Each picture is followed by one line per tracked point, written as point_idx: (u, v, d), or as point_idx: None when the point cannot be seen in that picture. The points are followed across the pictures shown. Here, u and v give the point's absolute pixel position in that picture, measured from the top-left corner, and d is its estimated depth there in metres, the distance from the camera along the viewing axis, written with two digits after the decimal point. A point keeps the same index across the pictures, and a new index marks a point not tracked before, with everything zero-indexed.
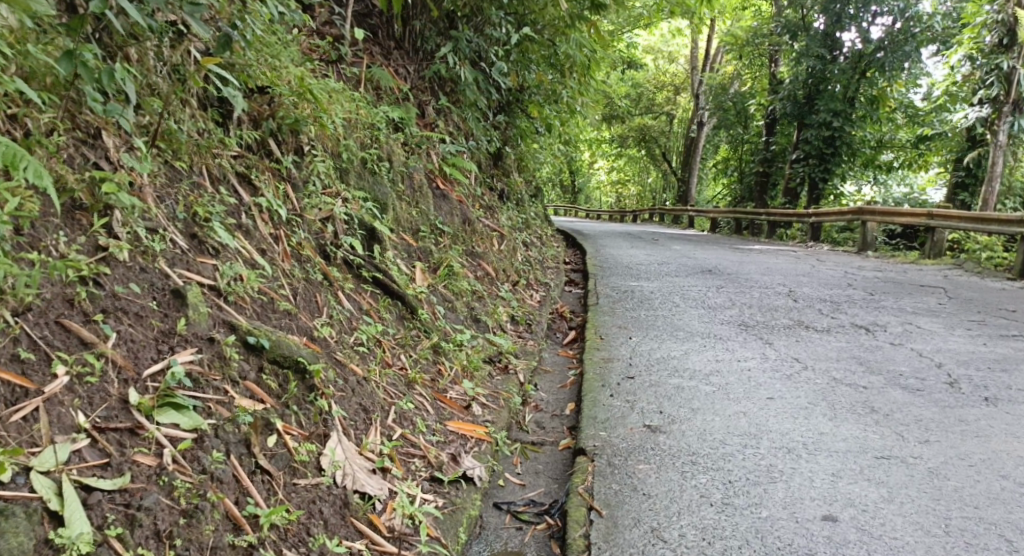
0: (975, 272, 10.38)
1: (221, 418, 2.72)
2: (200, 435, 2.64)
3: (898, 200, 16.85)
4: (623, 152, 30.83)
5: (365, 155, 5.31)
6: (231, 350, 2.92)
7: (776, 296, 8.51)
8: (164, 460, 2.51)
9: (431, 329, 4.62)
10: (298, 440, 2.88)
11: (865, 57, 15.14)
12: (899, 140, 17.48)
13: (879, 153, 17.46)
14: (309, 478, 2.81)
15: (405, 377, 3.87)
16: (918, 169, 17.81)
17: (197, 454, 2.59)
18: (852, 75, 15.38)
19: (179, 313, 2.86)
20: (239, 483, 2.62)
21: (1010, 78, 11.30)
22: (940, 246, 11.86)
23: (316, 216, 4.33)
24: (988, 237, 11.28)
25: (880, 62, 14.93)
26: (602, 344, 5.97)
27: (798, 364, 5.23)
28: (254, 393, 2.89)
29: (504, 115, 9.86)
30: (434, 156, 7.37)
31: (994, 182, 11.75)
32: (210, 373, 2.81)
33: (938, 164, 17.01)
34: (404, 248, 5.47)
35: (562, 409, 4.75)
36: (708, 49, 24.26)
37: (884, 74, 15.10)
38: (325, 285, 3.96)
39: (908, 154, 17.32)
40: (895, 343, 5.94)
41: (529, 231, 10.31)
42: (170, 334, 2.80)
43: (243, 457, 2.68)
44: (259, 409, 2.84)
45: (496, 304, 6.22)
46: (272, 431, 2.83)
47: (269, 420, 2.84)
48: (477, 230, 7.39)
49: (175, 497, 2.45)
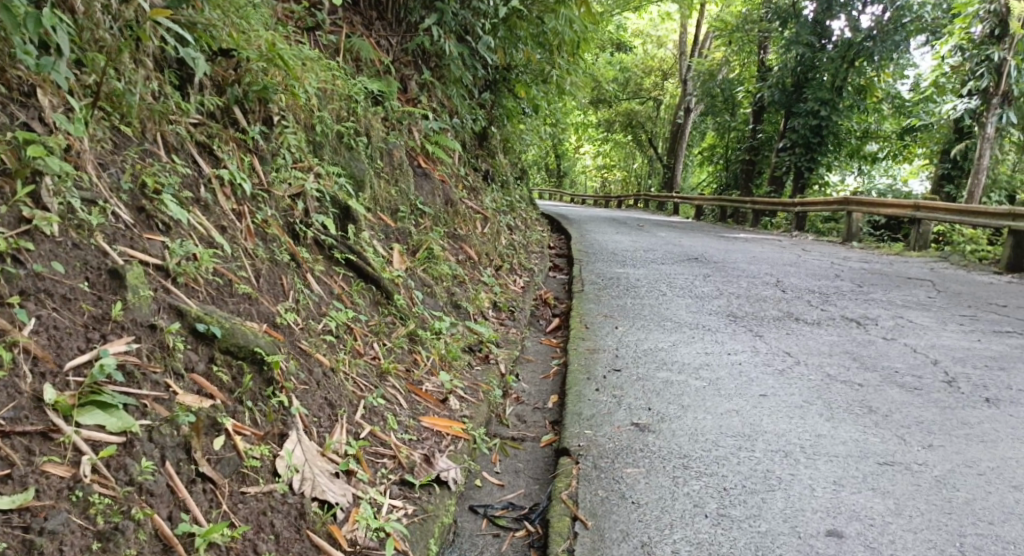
0: (961, 265, 10.21)
1: (158, 419, 2.44)
2: (130, 439, 2.36)
3: (883, 190, 16.67)
4: (609, 137, 30.54)
5: (341, 129, 5.01)
6: (175, 339, 2.62)
7: (764, 286, 8.28)
8: (80, 471, 2.23)
9: (408, 316, 4.35)
10: (250, 442, 2.62)
11: (854, 46, 14.83)
12: (886, 130, 17.29)
13: (865, 144, 17.28)
14: (260, 485, 2.55)
15: (377, 368, 3.60)
16: (904, 160, 17.64)
17: (124, 461, 2.31)
18: (840, 64, 15.06)
19: (115, 297, 2.57)
20: (174, 494, 2.35)
21: (1001, 69, 11.09)
22: (925, 238, 11.69)
23: (286, 191, 4.04)
24: (974, 230, 11.08)
25: (869, 50, 14.68)
26: (587, 334, 5.71)
27: (790, 358, 4.99)
28: (202, 387, 2.61)
29: (490, 93, 9.55)
30: (416, 133, 7.08)
31: (982, 174, 11.57)
32: (149, 365, 2.52)
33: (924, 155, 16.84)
34: (382, 229, 5.18)
35: (544, 402, 4.51)
36: (696, 34, 23.96)
37: (873, 63, 14.89)
38: (292, 267, 3.68)
39: (895, 145, 17.14)
40: (888, 337, 5.71)
41: (513, 214, 10.04)
42: (103, 320, 2.51)
43: (181, 464, 2.42)
44: (205, 407, 2.57)
45: (477, 289, 5.95)
46: (219, 432, 2.56)
47: (216, 420, 2.57)
48: (459, 211, 7.10)
49: (90, 516, 2.18)
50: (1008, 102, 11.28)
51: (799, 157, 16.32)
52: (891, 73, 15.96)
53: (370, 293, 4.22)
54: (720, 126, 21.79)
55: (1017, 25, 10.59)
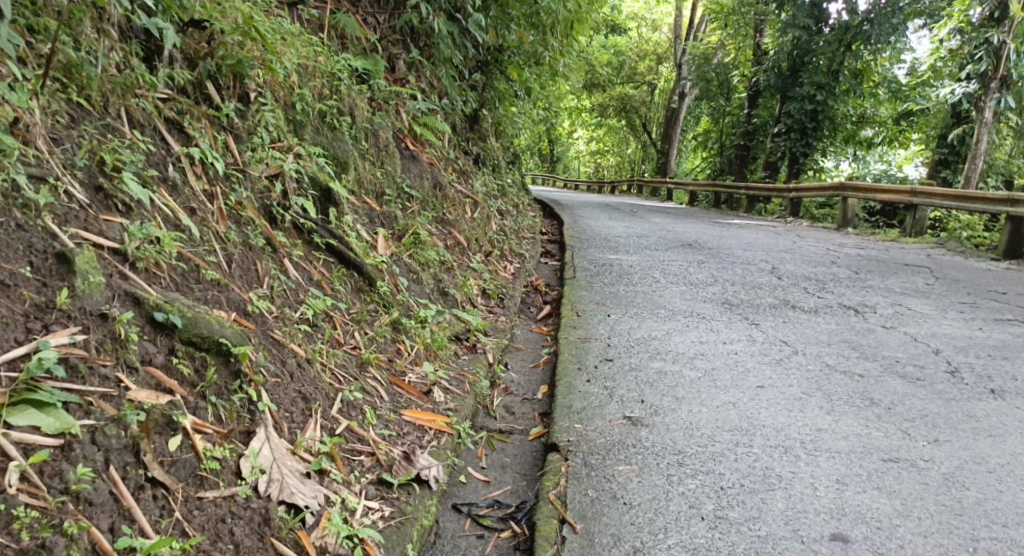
0: (959, 251, 10.06)
1: (103, 418, 2.25)
2: (67, 443, 2.17)
3: (878, 176, 16.51)
4: (603, 122, 30.29)
5: (323, 108, 4.81)
6: (128, 329, 2.45)
7: (759, 273, 8.11)
8: (6, 480, 2.04)
9: (391, 303, 4.17)
10: (212, 441, 2.44)
11: (851, 29, 14.62)
12: (882, 116, 17.11)
13: (861, 129, 17.09)
14: (219, 489, 2.37)
15: (357, 358, 3.42)
16: (899, 146, 17.47)
17: (59, 467, 2.13)
18: (837, 48, 14.88)
19: (63, 283, 2.39)
20: (118, 503, 2.17)
21: (1000, 53, 10.91)
22: (922, 224, 11.53)
23: (262, 172, 3.85)
24: (971, 215, 10.92)
25: (866, 34, 14.42)
26: (578, 322, 5.55)
27: (788, 348, 4.83)
28: (159, 381, 2.45)
29: (481, 75, 9.34)
30: (404, 114, 6.87)
31: (979, 159, 11.40)
32: (98, 359, 2.34)
33: (921, 141, 16.66)
34: (366, 214, 4.98)
35: (534, 393, 4.35)
36: (691, 18, 23.70)
37: (869, 46, 14.66)
38: (268, 253, 3.49)
39: (891, 131, 16.96)
40: (888, 325, 5.56)
41: (505, 198, 9.85)
42: (46, 309, 2.32)
43: (128, 469, 2.23)
44: (161, 404, 2.39)
45: (466, 276, 5.78)
46: (175, 431, 2.37)
47: (172, 418, 2.38)
48: (448, 195, 6.91)
49: (15, 531, 1.99)
50: (1006, 86, 11.11)
51: (794, 142, 16.13)
52: (887, 57, 15.76)
53: (350, 280, 4.04)
54: (714, 111, 21.57)
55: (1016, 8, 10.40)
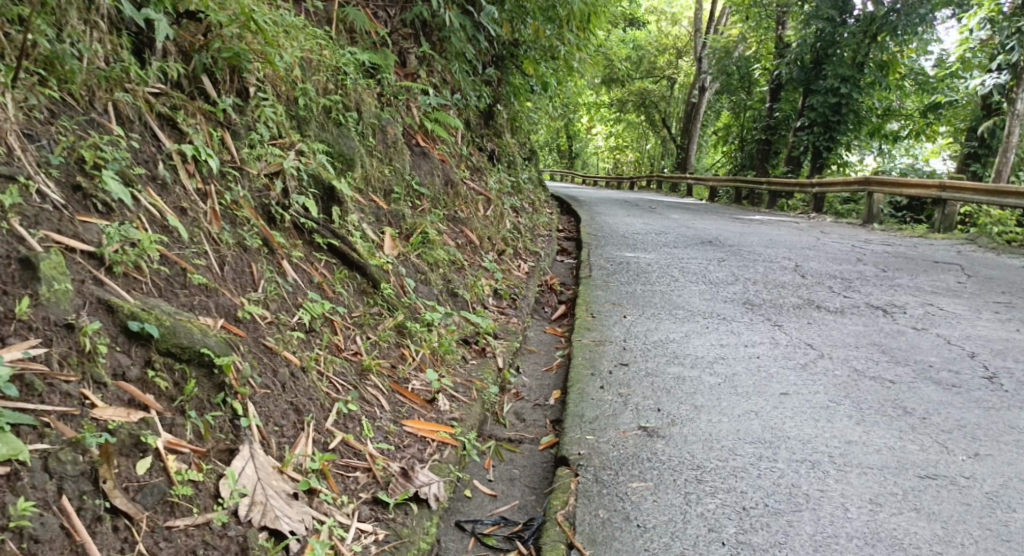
0: (989, 247, 9.76)
1: (59, 442, 2.10)
2: (15, 471, 2.01)
3: (904, 170, 16.14)
4: (622, 117, 30.01)
5: (327, 103, 4.65)
6: (96, 342, 2.30)
7: (782, 271, 7.89)
8: None
9: (396, 306, 4.00)
10: (187, 462, 2.31)
11: (877, 20, 14.29)
12: (907, 109, 16.74)
13: (886, 122, 16.73)
14: (192, 516, 2.22)
15: (357, 365, 3.26)
16: (925, 140, 17.08)
17: (3, 499, 1.97)
18: (862, 40, 14.53)
19: (26, 291, 2.24)
20: (70, 538, 2.01)
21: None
22: (951, 219, 11.23)
23: (261, 170, 3.69)
24: (1001, 211, 10.60)
25: (892, 25, 14.05)
26: (593, 324, 5.36)
27: (812, 351, 4.62)
28: (133, 396, 2.31)
29: (496, 69, 9.17)
30: (415, 109, 6.71)
31: (1010, 152, 11.07)
32: (60, 374, 2.20)
33: (948, 134, 16.28)
34: (372, 212, 4.82)
35: (546, 398, 4.19)
36: (712, 11, 23.38)
37: (895, 38, 14.33)
38: (264, 254, 3.34)
39: (917, 124, 16.59)
40: (919, 327, 5.33)
41: (520, 195, 9.66)
42: (5, 320, 2.18)
43: (84, 499, 2.08)
44: (131, 422, 2.26)
45: (477, 276, 5.60)
46: (144, 453, 2.24)
47: (140, 439, 2.25)
48: (460, 193, 6.74)
49: None
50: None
51: (817, 136, 15.82)
52: (914, 49, 15.40)
53: (353, 282, 3.88)
54: (735, 105, 21.25)
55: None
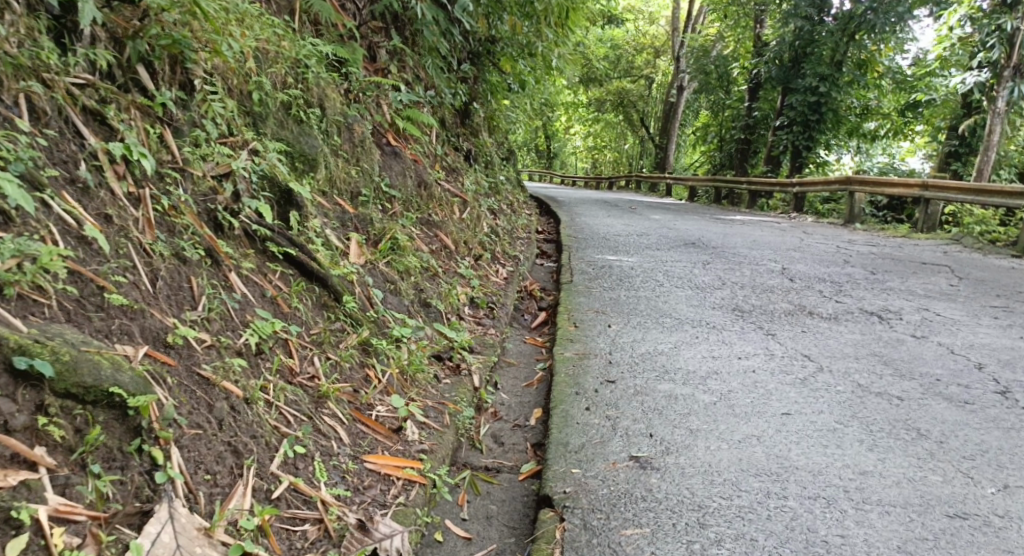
0: (975, 247, 9.53)
1: None
2: None
3: (884, 169, 15.94)
4: (600, 117, 29.75)
5: (286, 98, 4.28)
6: None
7: (769, 274, 7.60)
8: None
9: (361, 321, 3.63)
10: (80, 532, 2.02)
11: (855, 19, 14.09)
12: (885, 108, 16.56)
13: (864, 121, 16.55)
14: None
15: (314, 392, 2.90)
16: (903, 138, 16.91)
17: None
18: (840, 38, 14.32)
19: None
20: None
21: (1012, 41, 10.31)
22: (934, 219, 10.98)
23: (207, 172, 3.32)
24: (984, 210, 10.39)
25: (870, 23, 13.85)
26: (576, 335, 5.02)
27: (811, 362, 4.31)
28: (18, 451, 2.02)
29: (472, 66, 8.83)
30: (385, 107, 6.34)
31: (992, 151, 10.87)
32: None
33: (926, 133, 16.10)
34: (337, 216, 4.45)
35: (526, 419, 3.84)
36: (689, 10, 23.16)
37: (873, 36, 14.13)
38: (207, 266, 2.96)
39: (895, 122, 16.39)
40: (919, 334, 5.05)
41: (498, 197, 9.31)
42: None
43: None
44: (9, 489, 1.97)
45: (452, 283, 5.25)
46: (23, 528, 1.95)
47: (18, 511, 1.96)
48: (435, 194, 6.37)
49: None
50: (1020, 74, 10.49)
51: (796, 135, 15.60)
52: (891, 47, 15.23)
53: (312, 294, 3.50)
54: (713, 105, 21.03)
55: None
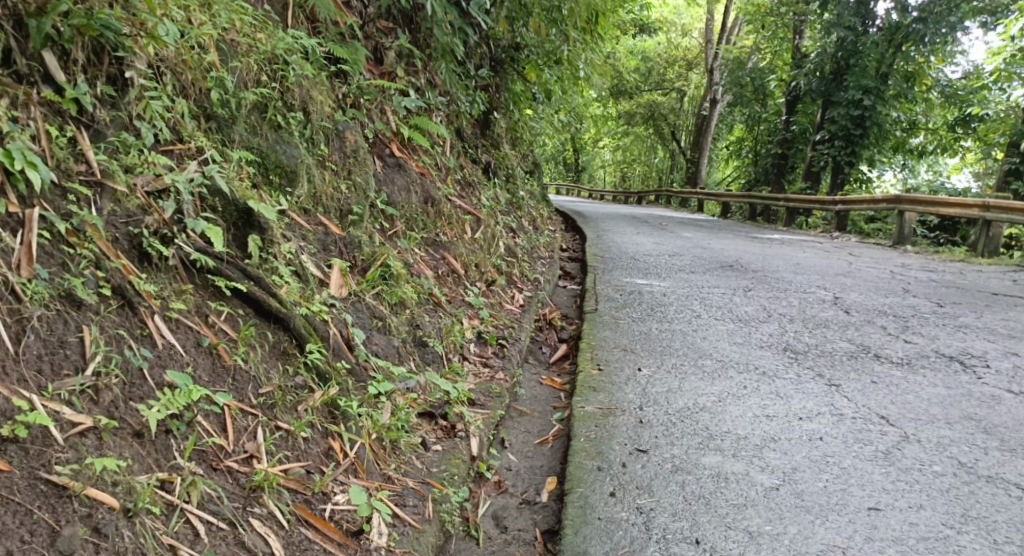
0: None
1: None
2: None
3: (931, 187, 15.00)
4: (630, 130, 28.93)
5: (257, 96, 3.55)
6: None
7: (819, 306, 6.79)
8: None
9: (330, 376, 2.86)
10: None
11: (902, 29, 13.33)
12: (934, 122, 15.56)
13: (909, 138, 15.57)
14: None
15: (243, 482, 2.37)
16: (951, 154, 15.93)
17: None
18: (886, 48, 13.51)
19: None
20: None
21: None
22: (996, 243, 9.99)
23: (135, 188, 2.63)
24: None
25: (918, 34, 13.12)
26: (601, 380, 4.28)
27: (890, 430, 3.63)
28: None
29: (493, 73, 8.14)
30: (389, 114, 5.62)
31: None
32: None
33: (979, 149, 15.24)
34: (317, 239, 3.74)
35: (537, 492, 3.10)
36: (725, 21, 22.23)
37: (921, 48, 13.31)
38: (112, 311, 2.37)
39: (944, 138, 15.44)
40: (1015, 393, 4.34)
41: (519, 212, 8.57)
42: None
43: None
44: None
45: (458, 316, 4.54)
46: None
47: None
48: (444, 212, 5.65)
49: None
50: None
51: (837, 151, 14.64)
52: (940, 59, 14.26)
53: (265, 339, 2.74)
54: (748, 119, 20.13)
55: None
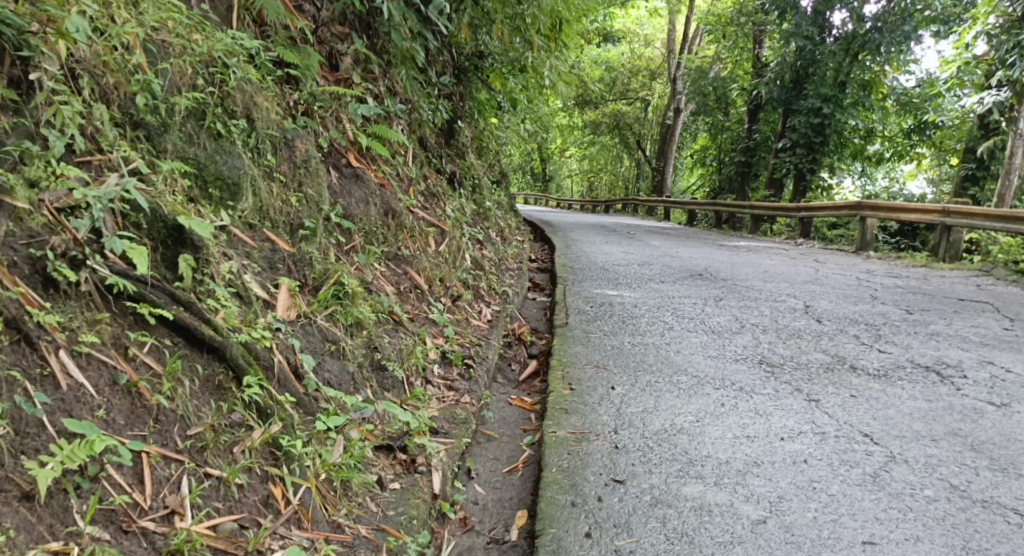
0: (1008, 280, 8.56)
1: None
2: None
3: (888, 193, 14.95)
4: (596, 139, 28.80)
5: (191, 101, 3.24)
6: None
7: (791, 315, 6.61)
8: None
9: (273, 410, 2.71)
10: None
11: (857, 40, 13.28)
12: (891, 130, 15.62)
13: (869, 145, 15.60)
14: None
15: (160, 545, 2.25)
16: (907, 160, 15.91)
17: None
18: (843, 59, 13.49)
19: None
20: None
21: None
22: (958, 248, 9.90)
23: (40, 205, 2.46)
24: (1012, 240, 9.37)
25: (875, 43, 13.16)
26: (572, 402, 4.02)
27: (877, 449, 3.37)
28: None
29: (456, 81, 7.90)
30: (346, 122, 5.33)
31: (1014, 174, 9.45)
32: None
33: (935, 156, 15.20)
34: (263, 257, 3.46)
35: (506, 529, 2.94)
36: (686, 30, 22.22)
37: (878, 57, 13.34)
38: (5, 348, 2.24)
39: (900, 145, 15.50)
40: (998, 404, 4.15)
41: (485, 223, 8.32)
42: None
43: None
44: None
45: (422, 335, 4.28)
46: None
47: None
48: (406, 224, 5.37)
49: None
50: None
51: (799, 158, 14.56)
52: (896, 67, 14.28)
53: (196, 371, 2.60)
54: (712, 127, 19.73)
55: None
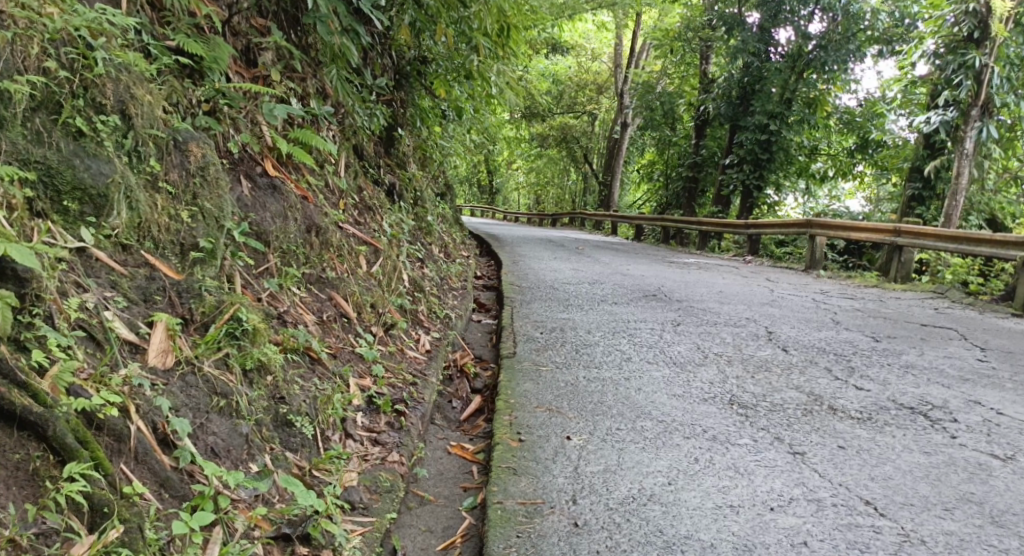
0: (965, 303, 8.19)
1: None
2: None
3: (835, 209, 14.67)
4: (542, 152, 28.24)
5: (34, 90, 2.67)
6: None
7: (756, 343, 6.07)
8: None
9: (110, 509, 2.21)
10: None
11: (801, 58, 13.21)
12: (833, 148, 15.34)
13: (812, 163, 15.32)
14: None
15: None
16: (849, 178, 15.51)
17: None
18: (789, 75, 13.30)
19: None
20: None
21: (981, 77, 8.59)
22: (908, 268, 9.39)
23: None
24: (962, 262, 9.14)
25: (820, 61, 12.99)
26: (520, 455, 3.40)
27: (884, 525, 2.93)
28: None
29: (394, 87, 7.26)
30: (262, 124, 4.57)
31: (959, 196, 8.77)
32: None
33: (876, 176, 14.85)
34: (135, 287, 2.77)
35: None
36: (632, 45, 21.88)
37: (823, 75, 13.22)
38: None
39: (842, 163, 15.05)
40: (1004, 456, 3.64)
41: (427, 239, 7.65)
42: None
43: None
44: None
45: (345, 376, 3.59)
46: None
47: None
48: (333, 242, 4.64)
49: None
50: (987, 114, 8.76)
51: (746, 174, 14.15)
52: (839, 86, 14.00)
53: (1, 457, 2.12)
54: (659, 142, 19.48)
55: (1001, 24, 8.16)
